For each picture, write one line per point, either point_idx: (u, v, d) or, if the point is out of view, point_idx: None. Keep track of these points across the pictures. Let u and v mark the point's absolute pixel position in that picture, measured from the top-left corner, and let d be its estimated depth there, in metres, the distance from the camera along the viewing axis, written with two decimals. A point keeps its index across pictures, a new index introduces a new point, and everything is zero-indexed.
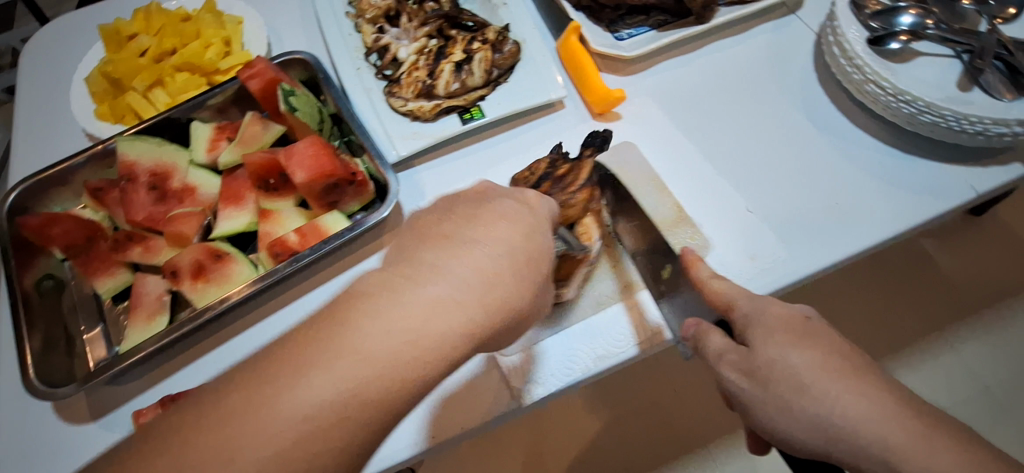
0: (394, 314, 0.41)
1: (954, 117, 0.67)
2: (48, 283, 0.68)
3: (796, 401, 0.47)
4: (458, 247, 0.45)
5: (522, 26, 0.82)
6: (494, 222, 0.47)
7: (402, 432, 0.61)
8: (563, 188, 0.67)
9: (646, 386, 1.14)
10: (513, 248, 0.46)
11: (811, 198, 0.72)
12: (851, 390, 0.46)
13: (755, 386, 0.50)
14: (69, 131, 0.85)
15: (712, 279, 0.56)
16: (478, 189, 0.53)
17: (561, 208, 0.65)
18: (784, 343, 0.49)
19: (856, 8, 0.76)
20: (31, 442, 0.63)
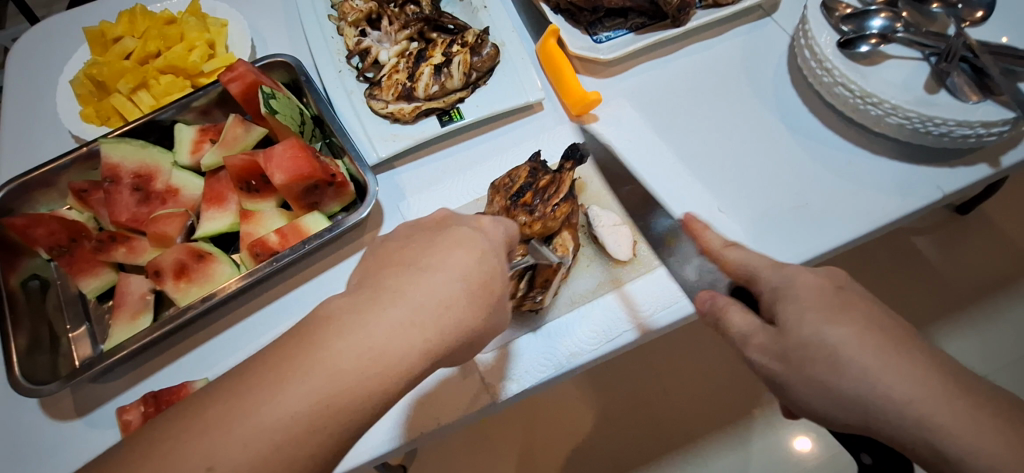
0: (362, 338, 0.44)
1: (919, 119, 0.69)
2: (33, 283, 0.70)
3: (833, 380, 0.46)
4: (417, 275, 0.48)
5: (502, 30, 0.84)
6: (449, 250, 0.50)
7: (380, 426, 0.62)
8: (545, 200, 0.67)
9: (632, 383, 1.16)
10: (467, 273, 0.49)
11: (782, 198, 0.74)
12: (819, 381, 0.47)
13: (789, 368, 0.49)
14: (56, 133, 0.87)
15: (727, 252, 0.57)
16: (439, 217, 0.56)
17: (540, 220, 0.66)
18: (817, 321, 0.47)
19: (827, 12, 0.78)
20: (16, 438, 0.64)
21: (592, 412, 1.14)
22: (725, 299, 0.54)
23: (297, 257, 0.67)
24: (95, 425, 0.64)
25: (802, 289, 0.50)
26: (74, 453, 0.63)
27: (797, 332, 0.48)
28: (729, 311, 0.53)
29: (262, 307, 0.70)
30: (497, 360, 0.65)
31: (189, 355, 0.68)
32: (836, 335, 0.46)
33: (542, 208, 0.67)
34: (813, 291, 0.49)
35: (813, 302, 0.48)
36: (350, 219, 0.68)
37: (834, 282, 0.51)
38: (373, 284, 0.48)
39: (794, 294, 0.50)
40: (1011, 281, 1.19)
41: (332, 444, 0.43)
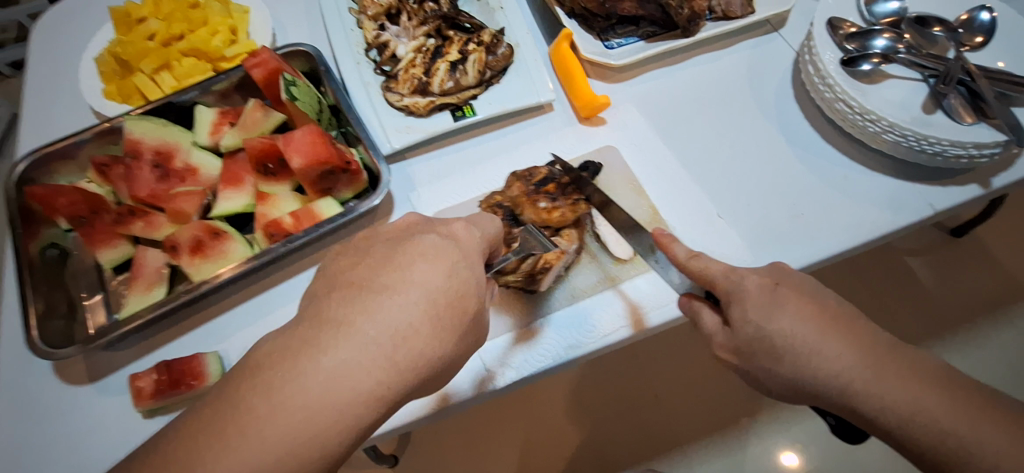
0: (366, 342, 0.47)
1: (914, 137, 0.72)
2: (52, 252, 0.72)
3: (776, 368, 0.51)
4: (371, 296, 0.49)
5: (517, 31, 0.87)
6: (411, 265, 0.50)
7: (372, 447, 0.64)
8: (565, 194, 0.73)
9: (625, 387, 1.18)
10: (430, 288, 0.50)
11: (779, 208, 0.76)
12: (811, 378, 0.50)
13: (743, 360, 0.54)
14: (77, 107, 0.89)
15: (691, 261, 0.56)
16: (406, 225, 0.56)
17: (561, 209, 0.71)
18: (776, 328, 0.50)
19: (833, 29, 0.80)
20: (29, 400, 0.66)
21: (584, 409, 1.16)
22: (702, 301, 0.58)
23: (310, 240, 0.69)
24: (106, 391, 0.66)
25: (748, 296, 0.52)
26: (86, 417, 0.65)
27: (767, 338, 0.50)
28: (703, 312, 0.58)
29: (273, 285, 0.73)
30: (476, 384, 0.66)
31: (199, 329, 0.70)
32: (824, 326, 0.49)
33: (563, 200, 0.72)
34: (766, 289, 0.52)
35: (803, 303, 0.51)
36: (362, 207, 0.70)
37: (777, 277, 0.53)
38: (367, 286, 0.50)
39: (741, 298, 0.52)
40: (1000, 305, 1.22)
41: (342, 416, 0.45)
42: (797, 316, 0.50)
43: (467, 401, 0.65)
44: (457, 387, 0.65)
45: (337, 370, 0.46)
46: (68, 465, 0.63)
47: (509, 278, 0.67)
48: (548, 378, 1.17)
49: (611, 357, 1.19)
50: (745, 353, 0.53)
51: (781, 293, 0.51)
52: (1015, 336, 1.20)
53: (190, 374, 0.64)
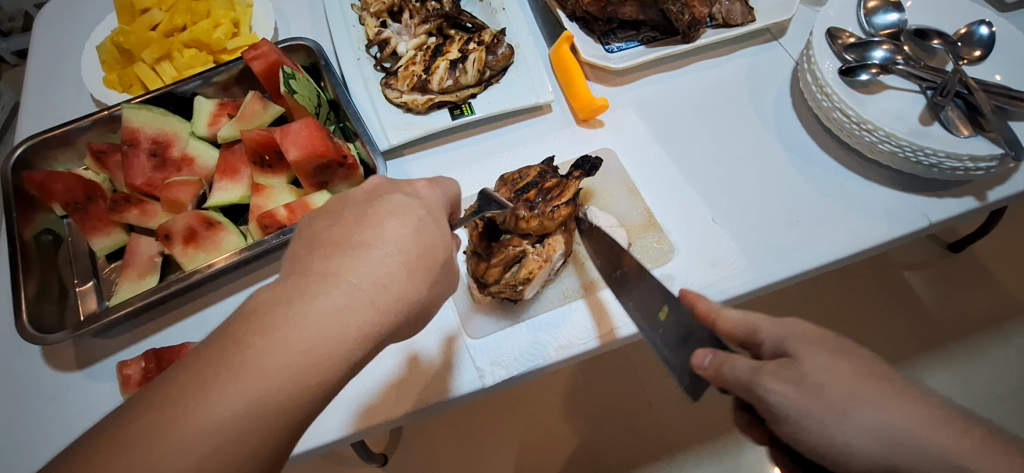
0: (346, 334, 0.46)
1: (911, 148, 0.72)
2: (46, 238, 0.72)
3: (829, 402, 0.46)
4: (347, 253, 0.47)
5: (517, 31, 0.87)
6: (381, 222, 0.49)
7: (331, 414, 0.64)
8: (546, 200, 0.69)
9: (619, 393, 1.17)
10: (403, 249, 0.49)
11: (774, 214, 0.76)
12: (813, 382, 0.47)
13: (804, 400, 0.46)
14: (79, 96, 0.89)
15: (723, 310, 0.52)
16: (368, 188, 0.53)
17: (541, 218, 0.67)
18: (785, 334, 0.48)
19: (831, 39, 0.80)
20: (17, 384, 0.66)
21: (574, 415, 1.15)
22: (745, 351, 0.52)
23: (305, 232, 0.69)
24: (95, 378, 0.66)
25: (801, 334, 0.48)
26: (74, 403, 0.65)
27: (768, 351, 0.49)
28: (736, 360, 0.47)
29: (266, 276, 0.73)
30: (444, 347, 0.67)
31: (190, 318, 0.70)
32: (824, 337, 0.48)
33: (543, 207, 0.68)
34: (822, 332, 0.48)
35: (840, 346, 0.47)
36: None
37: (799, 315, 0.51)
38: (329, 264, 0.47)
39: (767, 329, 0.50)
40: (996, 323, 1.22)
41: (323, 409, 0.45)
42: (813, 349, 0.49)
43: (456, 399, 0.65)
44: (424, 347, 0.67)
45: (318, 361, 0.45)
46: (51, 451, 0.62)
47: (493, 288, 0.68)
48: (541, 380, 1.17)
49: (604, 363, 1.19)
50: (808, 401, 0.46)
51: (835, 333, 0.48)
52: (1011, 354, 1.19)
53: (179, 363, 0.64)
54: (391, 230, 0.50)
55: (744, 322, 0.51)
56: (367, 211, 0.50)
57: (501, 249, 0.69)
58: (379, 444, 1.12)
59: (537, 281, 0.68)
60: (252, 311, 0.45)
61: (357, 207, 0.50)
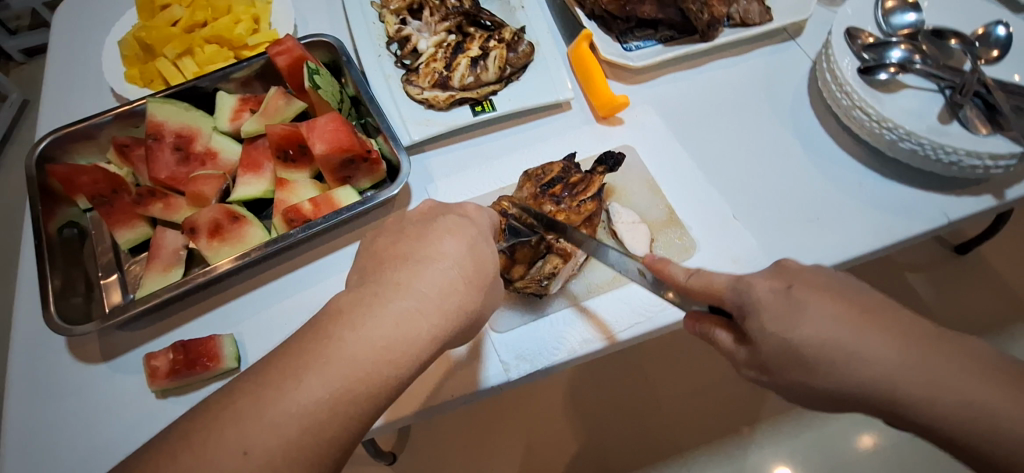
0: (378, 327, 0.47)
1: (931, 146, 0.72)
2: (70, 231, 0.73)
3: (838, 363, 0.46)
4: (412, 265, 0.51)
5: (537, 29, 0.87)
6: (440, 237, 0.52)
7: None
8: (572, 195, 0.70)
9: (630, 392, 1.18)
10: (459, 260, 0.52)
11: (794, 211, 0.77)
12: (830, 334, 0.46)
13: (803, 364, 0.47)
14: (98, 90, 0.89)
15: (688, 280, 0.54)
16: (423, 209, 0.58)
17: (567, 213, 0.69)
18: (778, 290, 0.49)
19: (850, 38, 0.81)
20: (41, 376, 0.66)
21: (584, 414, 1.15)
22: (721, 320, 0.53)
23: (329, 226, 0.70)
24: (119, 370, 0.66)
25: (765, 308, 0.48)
26: (98, 396, 0.65)
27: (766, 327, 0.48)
28: (717, 333, 0.53)
29: (289, 271, 0.73)
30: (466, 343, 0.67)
31: (213, 311, 0.70)
32: (834, 307, 0.47)
33: (569, 201, 0.70)
34: (780, 295, 0.48)
35: (809, 304, 0.47)
36: (381, 195, 0.71)
37: (788, 279, 0.50)
38: (374, 280, 0.50)
39: (754, 308, 0.49)
40: (1002, 325, 1.23)
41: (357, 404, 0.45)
42: (815, 306, 0.47)
43: (479, 393, 0.65)
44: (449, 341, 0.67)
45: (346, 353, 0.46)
46: (76, 443, 0.62)
47: (519, 284, 0.68)
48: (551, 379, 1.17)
49: (614, 362, 1.19)
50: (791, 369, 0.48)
51: (796, 295, 0.48)
52: (1015, 355, 1.19)
53: (206, 355, 0.64)
54: (450, 242, 0.52)
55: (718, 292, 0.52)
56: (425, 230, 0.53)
57: (524, 246, 0.67)
58: (387, 443, 1.12)
59: (562, 276, 0.68)
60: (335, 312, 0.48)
61: (417, 224, 0.55)
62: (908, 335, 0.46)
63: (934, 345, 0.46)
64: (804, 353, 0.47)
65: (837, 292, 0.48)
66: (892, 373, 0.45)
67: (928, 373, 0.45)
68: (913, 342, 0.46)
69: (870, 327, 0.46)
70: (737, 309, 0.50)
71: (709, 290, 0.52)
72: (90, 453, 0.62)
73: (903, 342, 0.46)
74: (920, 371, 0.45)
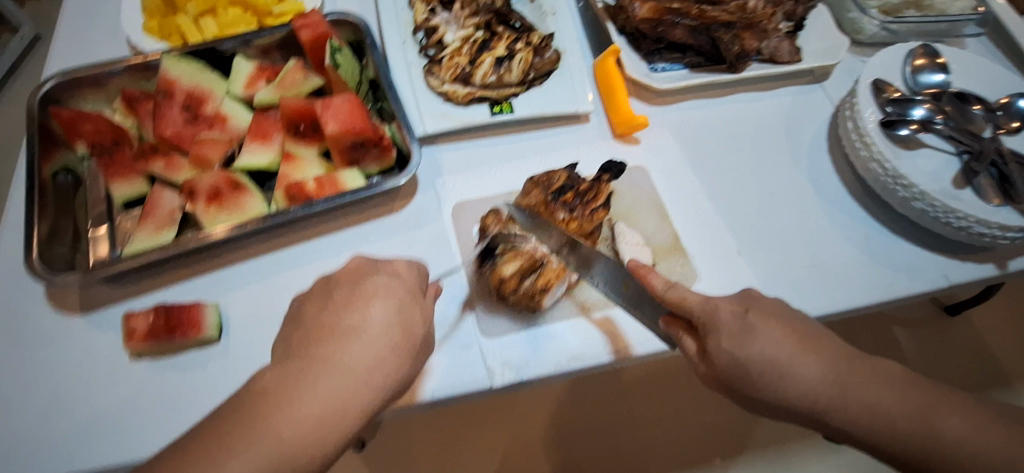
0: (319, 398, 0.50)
1: (942, 208, 0.72)
2: (64, 178, 0.70)
3: (775, 382, 0.49)
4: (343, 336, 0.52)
5: (565, 38, 0.86)
6: (369, 303, 0.53)
7: None
8: (584, 203, 0.69)
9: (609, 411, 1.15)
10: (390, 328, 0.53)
11: (799, 255, 0.76)
12: (781, 354, 0.49)
13: (749, 384, 0.50)
14: (113, 37, 0.87)
15: (671, 289, 0.53)
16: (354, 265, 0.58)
17: (578, 222, 0.68)
18: (744, 315, 0.51)
19: (876, 90, 0.80)
20: (15, 320, 0.64)
21: (556, 430, 1.13)
22: (684, 326, 0.54)
23: (330, 207, 0.68)
24: (95, 326, 0.65)
25: (723, 323, 0.50)
26: (71, 349, 0.63)
27: (724, 349, 0.50)
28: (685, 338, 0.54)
29: (285, 247, 0.71)
30: (454, 346, 0.66)
31: (202, 278, 0.69)
32: (789, 335, 0.50)
33: (582, 209, 0.69)
34: (736, 315, 0.51)
35: (758, 328, 0.50)
36: (388, 183, 0.69)
37: (745, 304, 0.52)
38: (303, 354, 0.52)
39: (715, 327, 0.50)
40: (981, 390, 1.22)
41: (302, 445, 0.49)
42: (766, 327, 0.50)
43: (461, 396, 0.64)
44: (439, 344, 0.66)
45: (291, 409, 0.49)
46: (41, 395, 0.61)
47: (512, 299, 0.65)
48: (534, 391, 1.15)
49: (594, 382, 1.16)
50: (737, 384, 0.50)
51: (750, 319, 0.51)
52: None
53: (188, 322, 0.62)
54: (379, 306, 0.54)
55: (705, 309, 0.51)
56: (359, 289, 0.55)
57: (517, 256, 0.66)
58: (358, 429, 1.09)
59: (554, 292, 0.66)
60: (269, 387, 0.50)
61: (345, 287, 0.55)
62: (835, 355, 0.50)
63: (849, 362, 0.50)
64: (751, 366, 0.49)
65: (779, 314, 0.52)
66: (818, 388, 0.49)
67: (846, 394, 0.49)
68: (835, 359, 0.50)
69: (805, 347, 0.50)
70: (702, 323, 0.51)
71: (685, 304, 0.52)
72: (54, 407, 0.60)
73: (828, 359, 0.50)
74: (835, 383, 0.49)
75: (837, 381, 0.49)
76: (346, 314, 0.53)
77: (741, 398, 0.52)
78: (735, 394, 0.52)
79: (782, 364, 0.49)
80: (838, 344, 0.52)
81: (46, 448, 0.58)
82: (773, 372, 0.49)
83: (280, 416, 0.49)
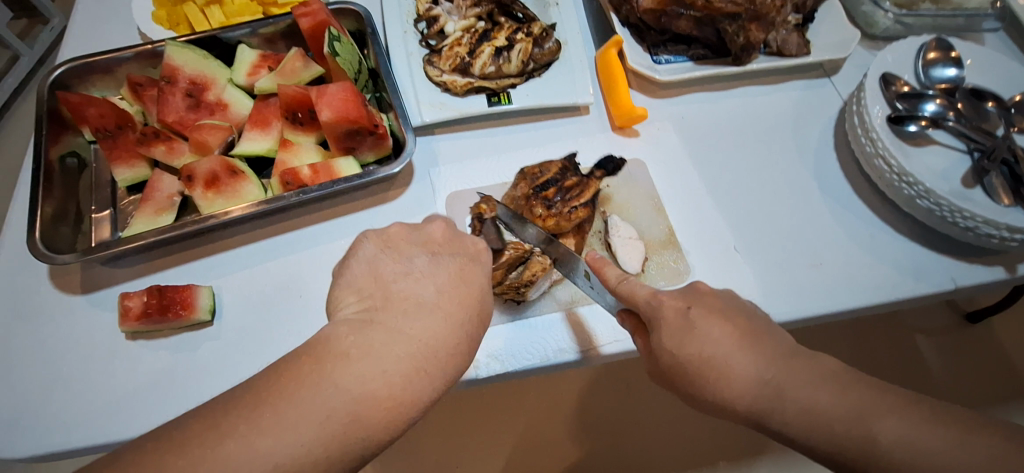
0: (345, 374, 0.44)
1: (949, 208, 0.69)
2: (71, 161, 0.73)
3: (712, 381, 0.49)
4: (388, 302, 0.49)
5: (568, 28, 0.86)
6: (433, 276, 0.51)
7: None
8: (564, 199, 0.69)
9: (620, 409, 1.11)
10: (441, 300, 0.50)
11: (798, 253, 0.74)
12: (719, 353, 0.49)
13: (684, 380, 0.51)
14: (126, 26, 0.89)
15: (621, 284, 0.56)
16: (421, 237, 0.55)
17: (557, 218, 0.68)
18: (684, 312, 0.51)
19: (885, 84, 0.78)
20: (22, 298, 0.67)
21: (573, 428, 1.08)
22: (634, 324, 0.58)
23: (323, 194, 0.69)
24: (97, 304, 0.67)
25: (664, 320, 0.52)
26: (73, 326, 0.65)
27: (663, 345, 0.52)
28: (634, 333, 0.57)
29: (278, 233, 0.72)
30: None
31: (196, 262, 0.70)
32: (730, 337, 0.50)
33: (561, 205, 0.68)
34: (678, 312, 0.52)
35: (698, 324, 0.51)
36: (381, 172, 0.70)
37: (690, 300, 0.53)
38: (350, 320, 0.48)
39: (656, 323, 0.52)
40: (1003, 401, 1.17)
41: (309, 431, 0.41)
42: (708, 324, 0.50)
43: None
44: None
45: (301, 383, 0.43)
46: (41, 370, 0.62)
47: (496, 289, 0.65)
48: (545, 383, 1.10)
49: (611, 377, 1.12)
50: (673, 378, 0.52)
51: (692, 316, 0.51)
52: None
53: (181, 303, 0.64)
54: (426, 279, 0.51)
55: (648, 306, 0.53)
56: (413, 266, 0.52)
57: (503, 252, 0.65)
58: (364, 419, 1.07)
59: (541, 282, 0.67)
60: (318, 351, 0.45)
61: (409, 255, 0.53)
62: (775, 353, 0.49)
63: (795, 362, 0.48)
64: (688, 364, 0.50)
65: (726, 312, 0.52)
66: (755, 387, 0.48)
67: (782, 396, 0.47)
68: (777, 358, 0.49)
69: (743, 344, 0.49)
70: (647, 318, 0.54)
71: (632, 300, 0.55)
72: (53, 383, 0.62)
73: (769, 357, 0.49)
74: (771, 384, 0.48)
75: (776, 381, 0.48)
76: (380, 282, 0.51)
77: (688, 396, 0.52)
78: (684, 392, 0.52)
79: (720, 363, 0.49)
80: (786, 346, 0.50)
81: (43, 421, 0.60)
82: (710, 371, 0.49)
83: (260, 412, 0.41)
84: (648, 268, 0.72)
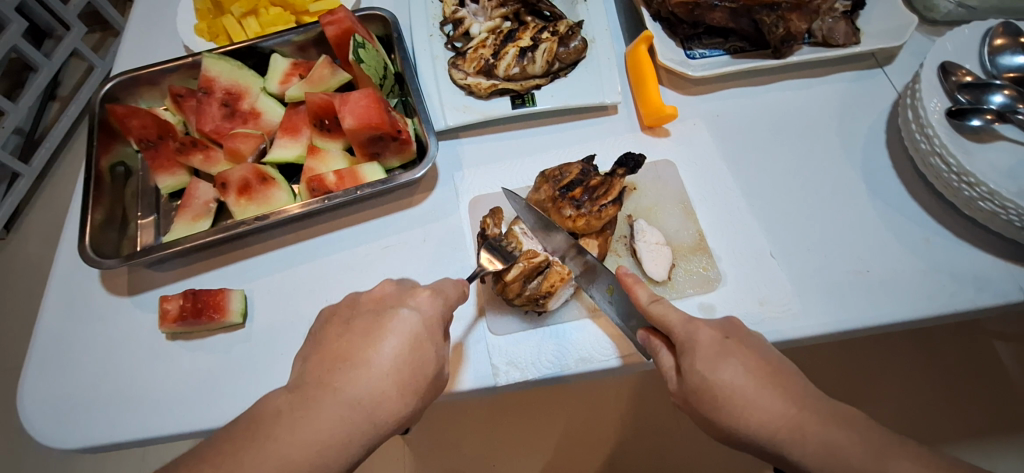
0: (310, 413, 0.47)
1: (1016, 211, 0.63)
2: (119, 170, 0.77)
3: (738, 412, 0.46)
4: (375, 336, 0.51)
5: (596, 26, 0.83)
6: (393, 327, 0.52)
7: None
8: (592, 199, 0.66)
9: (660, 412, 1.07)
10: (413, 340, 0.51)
11: (841, 260, 0.69)
12: (750, 385, 0.47)
13: (710, 409, 0.48)
14: (175, 38, 0.94)
15: (653, 304, 0.53)
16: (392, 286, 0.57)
17: (585, 218, 0.65)
18: (721, 340, 0.49)
19: (944, 74, 0.71)
20: (75, 299, 0.71)
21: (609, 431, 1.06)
22: (662, 341, 0.54)
23: (348, 200, 0.70)
24: (140, 305, 0.71)
25: (699, 345, 0.49)
26: (119, 326, 0.70)
27: (694, 371, 0.48)
28: (661, 353, 0.53)
29: (306, 238, 0.74)
30: (463, 338, 0.66)
31: (230, 266, 0.73)
32: (761, 371, 0.47)
33: (589, 206, 0.66)
34: (715, 340, 0.49)
35: (733, 355, 0.48)
36: (404, 177, 0.70)
37: (727, 331, 0.50)
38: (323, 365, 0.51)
39: (690, 348, 0.49)
40: None
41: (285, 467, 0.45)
42: (739, 354, 0.48)
43: (466, 392, 0.64)
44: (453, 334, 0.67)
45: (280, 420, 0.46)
46: (89, 368, 0.67)
47: (516, 302, 0.64)
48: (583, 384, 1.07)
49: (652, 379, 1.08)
50: (694, 404, 0.49)
51: (729, 346, 0.48)
52: None
53: (214, 307, 0.67)
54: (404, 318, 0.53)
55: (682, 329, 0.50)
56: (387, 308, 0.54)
57: (519, 263, 0.63)
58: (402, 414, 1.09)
59: (558, 295, 0.64)
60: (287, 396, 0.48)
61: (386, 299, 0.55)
62: (805, 392, 0.47)
63: (824, 405, 0.46)
64: (717, 389, 0.47)
65: (757, 347, 0.49)
66: (782, 424, 0.45)
67: (809, 436, 0.44)
68: (806, 399, 0.46)
69: (774, 381, 0.47)
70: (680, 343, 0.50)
71: (663, 321, 0.52)
72: (99, 379, 0.66)
73: (799, 397, 0.46)
74: (798, 421, 0.45)
75: (804, 420, 0.45)
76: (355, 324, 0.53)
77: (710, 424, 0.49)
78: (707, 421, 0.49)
79: (750, 395, 0.46)
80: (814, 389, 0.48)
81: (89, 415, 0.64)
82: (739, 402, 0.46)
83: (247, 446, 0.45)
84: (676, 274, 0.69)
